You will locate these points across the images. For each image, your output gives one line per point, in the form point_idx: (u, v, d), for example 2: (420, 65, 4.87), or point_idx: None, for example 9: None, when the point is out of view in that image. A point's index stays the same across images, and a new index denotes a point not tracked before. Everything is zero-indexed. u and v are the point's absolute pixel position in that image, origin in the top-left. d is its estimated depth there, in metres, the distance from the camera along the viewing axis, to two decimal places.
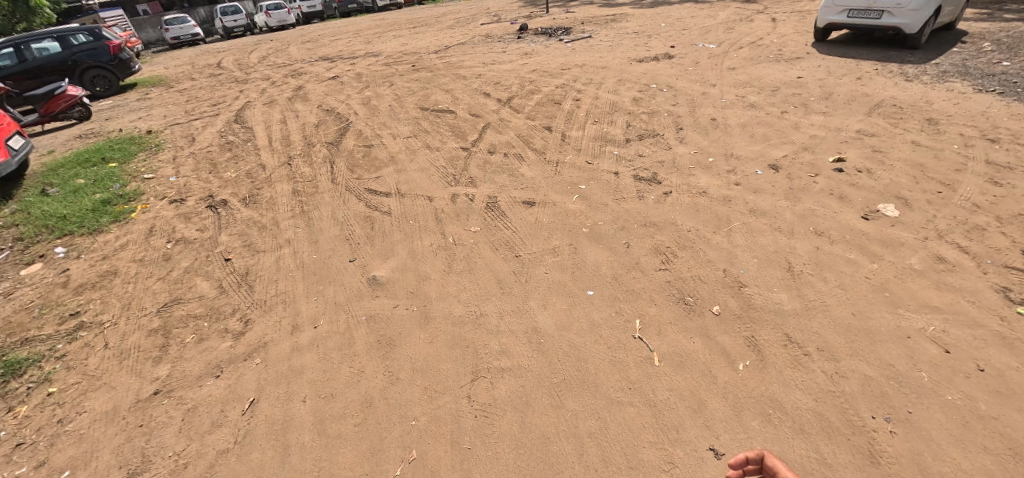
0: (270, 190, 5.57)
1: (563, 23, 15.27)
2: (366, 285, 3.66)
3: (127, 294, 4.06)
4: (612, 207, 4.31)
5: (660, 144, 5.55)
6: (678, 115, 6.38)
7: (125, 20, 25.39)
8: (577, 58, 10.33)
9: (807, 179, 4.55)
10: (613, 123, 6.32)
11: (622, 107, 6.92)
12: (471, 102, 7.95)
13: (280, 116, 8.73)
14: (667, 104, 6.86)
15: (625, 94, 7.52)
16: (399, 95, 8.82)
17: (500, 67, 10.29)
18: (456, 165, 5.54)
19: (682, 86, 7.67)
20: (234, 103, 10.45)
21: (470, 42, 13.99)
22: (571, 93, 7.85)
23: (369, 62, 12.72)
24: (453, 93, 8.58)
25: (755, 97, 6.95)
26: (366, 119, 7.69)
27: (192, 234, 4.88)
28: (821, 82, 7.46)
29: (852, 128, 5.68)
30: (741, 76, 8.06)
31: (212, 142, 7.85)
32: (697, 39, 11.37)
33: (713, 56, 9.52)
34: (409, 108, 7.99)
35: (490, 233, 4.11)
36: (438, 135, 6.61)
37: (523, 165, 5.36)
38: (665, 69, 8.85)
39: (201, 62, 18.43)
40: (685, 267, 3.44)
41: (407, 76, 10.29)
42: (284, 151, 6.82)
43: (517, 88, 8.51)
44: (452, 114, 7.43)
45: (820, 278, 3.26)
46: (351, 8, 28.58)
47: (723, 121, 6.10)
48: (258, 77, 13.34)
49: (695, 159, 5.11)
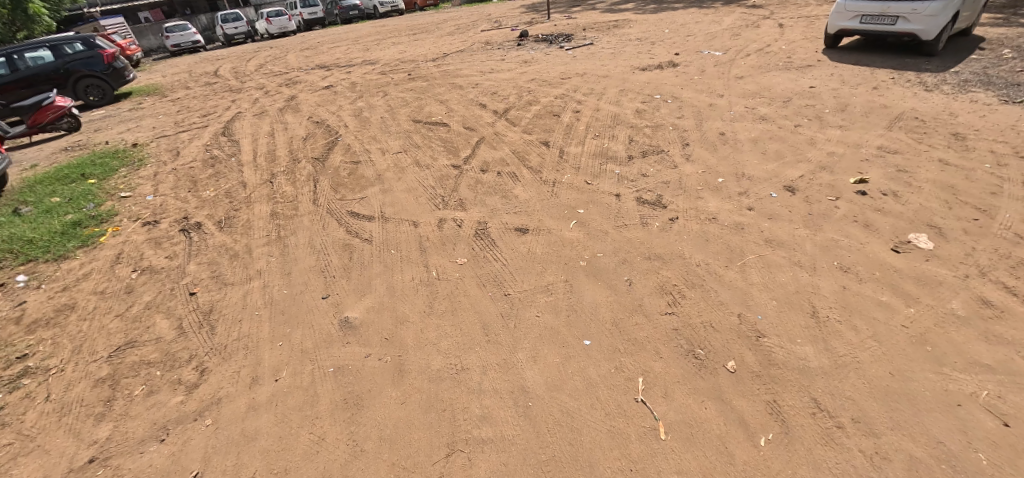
0: (248, 213, 5.22)
1: (564, 29, 14.92)
2: (337, 328, 3.28)
3: (81, 333, 3.70)
4: (613, 236, 3.91)
5: (664, 161, 5.17)
6: (683, 129, 6.00)
7: (126, 28, 25.27)
8: (578, 67, 9.98)
9: (827, 204, 4.15)
10: (614, 138, 5.94)
11: (624, 120, 6.54)
12: (466, 114, 7.60)
13: (268, 128, 8.40)
14: (672, 116, 6.48)
15: (627, 105, 7.14)
16: (392, 106, 8.49)
17: (498, 76, 9.95)
18: (445, 184, 5.17)
19: (687, 96, 7.29)
20: (225, 114, 10.15)
21: (468, 50, 13.66)
22: (571, 105, 7.48)
23: (364, 71, 12.40)
24: (448, 104, 8.23)
25: (765, 108, 6.56)
26: (356, 133, 7.35)
27: (159, 262, 4.52)
28: (834, 92, 7.06)
29: (873, 143, 5.27)
30: (749, 86, 7.67)
31: (197, 156, 7.53)
32: (702, 45, 10.99)
33: (719, 64, 9.13)
34: (401, 120, 7.65)
35: (478, 266, 3.72)
36: (429, 151, 6.26)
37: (517, 185, 4.98)
38: (669, 78, 8.47)
39: (198, 69, 18.23)
40: (695, 311, 3.05)
41: (402, 85, 9.96)
42: (268, 168, 6.49)
43: (514, 99, 8.15)
44: (445, 127, 7.08)
45: (849, 328, 2.86)
46: (352, 14, 28.40)
47: (732, 135, 5.71)
48: (252, 86, 13.06)
49: (702, 179, 4.72)
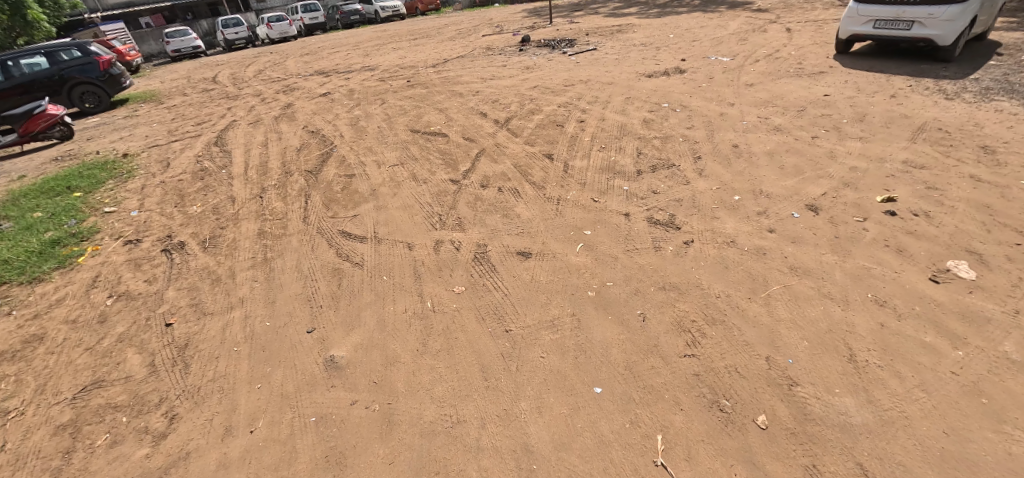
0: (234, 232, 4.93)
1: (566, 34, 14.64)
2: (321, 368, 2.98)
3: (46, 370, 3.41)
4: (623, 261, 3.61)
5: (675, 176, 4.86)
6: (694, 141, 5.70)
7: (126, 33, 25.09)
8: (581, 74, 9.68)
9: (854, 227, 3.84)
10: (621, 150, 5.64)
11: (631, 131, 6.24)
12: (466, 124, 7.31)
13: (262, 138, 8.13)
14: (681, 126, 6.18)
15: (634, 115, 6.85)
16: (389, 115, 8.21)
17: (499, 83, 9.66)
18: (443, 201, 4.87)
19: (696, 105, 6.98)
20: (219, 123, 9.89)
21: (468, 55, 13.39)
22: (575, 114, 7.20)
23: (363, 77, 12.14)
24: (447, 113, 7.94)
25: (779, 118, 6.25)
26: (351, 144, 7.07)
27: (137, 287, 4.23)
28: (850, 101, 6.76)
29: (897, 157, 4.96)
30: (761, 93, 7.35)
31: (187, 168, 7.26)
32: (709, 51, 10.69)
33: (728, 71, 8.83)
34: (398, 130, 7.37)
35: (476, 296, 3.42)
36: (426, 163, 5.97)
37: (519, 201, 4.69)
38: (677, 85, 8.17)
39: (197, 75, 18.00)
40: (717, 353, 2.74)
41: (400, 93, 9.69)
42: (259, 181, 6.21)
43: (516, 107, 7.88)
44: (444, 138, 6.79)
45: (892, 375, 2.55)
46: (353, 19, 28.15)
47: (746, 148, 5.40)
48: (249, 93, 12.81)
49: (717, 197, 4.41)
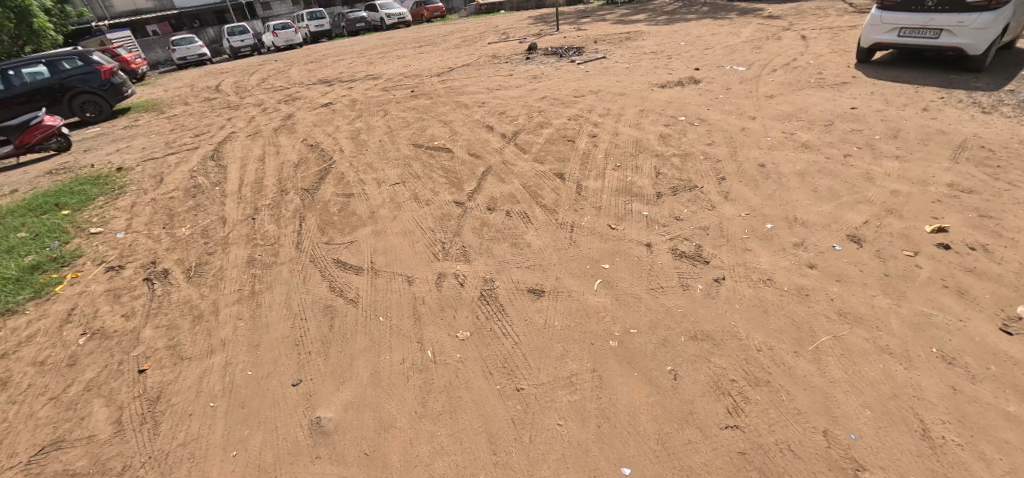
0: (223, 259, 4.59)
1: (574, 42, 14.29)
2: (306, 433, 2.62)
3: (4, 424, 3.06)
4: (648, 302, 3.22)
5: (699, 200, 4.47)
6: (716, 159, 5.31)
7: (132, 41, 25.01)
8: (591, 84, 9.32)
9: (905, 262, 3.43)
10: (638, 169, 5.26)
11: (647, 147, 5.86)
12: (472, 138, 6.95)
13: (259, 152, 7.81)
14: (701, 143, 5.79)
15: (649, 129, 6.47)
16: (392, 128, 7.88)
17: (506, 93, 9.31)
18: (446, 227, 4.50)
19: (715, 119, 6.59)
20: (217, 134, 9.60)
21: (474, 64, 13.07)
22: (586, 128, 6.83)
23: (366, 87, 11.83)
24: (452, 126, 7.59)
25: (805, 133, 5.85)
26: (351, 159, 6.73)
27: (113, 324, 3.89)
28: (880, 114, 6.34)
29: (941, 179, 4.54)
30: (783, 105, 6.95)
31: (180, 184, 6.95)
32: (723, 59, 10.30)
33: (745, 81, 8.43)
34: (400, 145, 7.02)
35: (483, 344, 3.05)
36: (429, 182, 5.61)
37: (529, 228, 4.30)
38: (692, 96, 7.79)
39: (201, 84, 17.81)
40: (764, 424, 2.36)
41: (403, 104, 9.36)
42: (252, 200, 5.87)
43: (524, 120, 7.52)
44: (448, 153, 6.43)
45: (977, 457, 2.15)
46: (359, 26, 27.97)
47: (773, 167, 5.01)
48: (251, 102, 12.55)
49: (746, 225, 4.01)
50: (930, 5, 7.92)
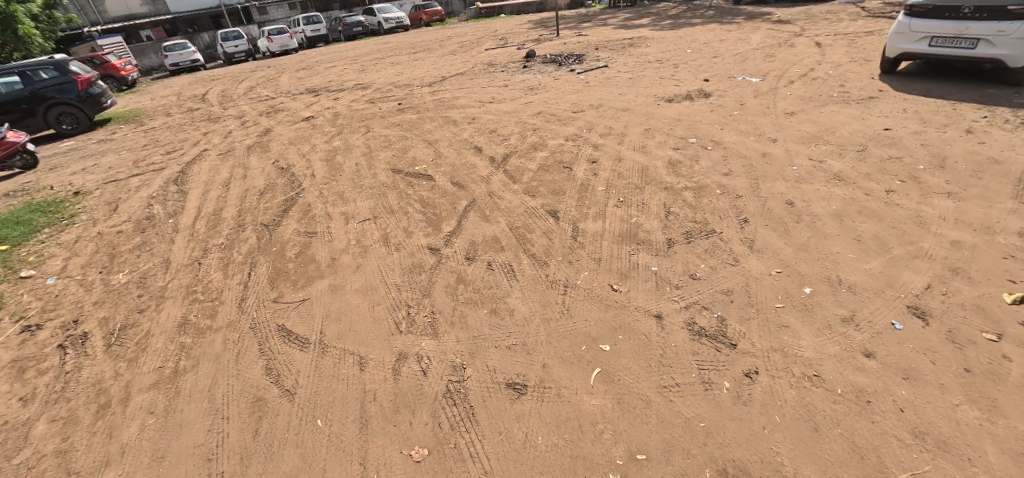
0: (153, 321, 3.89)
1: (573, 49, 13.55)
2: None
3: None
4: (660, 410, 2.49)
5: (717, 251, 3.73)
6: (735, 194, 4.57)
7: (123, 47, 24.30)
8: (591, 97, 8.59)
9: (988, 351, 2.70)
10: (644, 206, 4.52)
11: (655, 176, 5.12)
12: (457, 162, 6.22)
13: (226, 174, 7.10)
14: (716, 172, 5.05)
15: (657, 153, 5.72)
16: (372, 148, 7.16)
17: (499, 108, 8.58)
18: (416, 283, 3.77)
19: (730, 141, 5.84)
20: (189, 151, 8.90)
21: (468, 73, 12.37)
22: (585, 151, 6.10)
23: (352, 98, 11.12)
24: (437, 147, 6.87)
25: (836, 161, 5.10)
26: (322, 187, 6.02)
27: (5, 413, 3.19)
28: (918, 137, 5.59)
29: (1009, 225, 3.79)
30: (806, 125, 6.19)
31: (133, 214, 6.24)
32: (734, 69, 9.55)
33: (761, 95, 7.67)
34: (378, 170, 6.30)
35: (444, 471, 2.35)
36: (403, 219, 4.88)
37: (513, 287, 3.57)
38: (703, 113, 7.04)
39: (188, 92, 17.15)
40: None
41: (388, 119, 8.66)
42: (204, 238, 5.17)
43: (516, 140, 6.80)
44: (429, 181, 5.71)
45: None
46: (356, 31, 27.41)
47: (804, 206, 4.26)
48: (232, 114, 11.84)
49: (779, 290, 3.27)
50: (966, 12, 7.16)
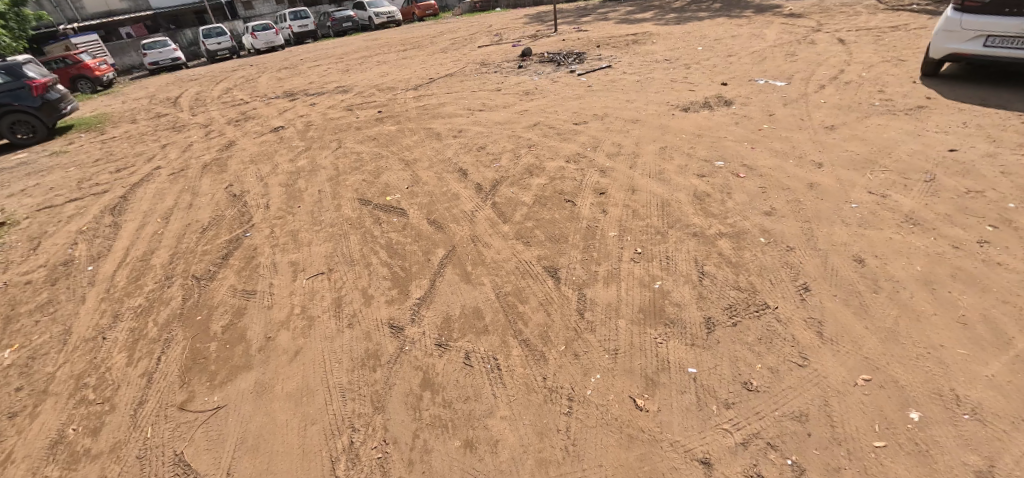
0: (19, 437, 2.94)
1: (573, 46, 12.49)
2: None
3: None
4: None
5: (776, 343, 2.76)
6: (784, 244, 3.59)
7: (100, 45, 23.03)
8: (595, 105, 7.58)
9: None
10: (668, 262, 3.53)
11: (678, 215, 4.12)
12: (437, 189, 5.21)
13: (171, 202, 6.09)
14: (755, 210, 4.06)
15: (677, 181, 4.72)
16: (340, 169, 6.13)
17: (490, 117, 7.54)
18: (368, 387, 2.81)
19: (765, 166, 4.84)
20: (140, 169, 7.86)
21: (459, 73, 11.34)
22: (591, 175, 5.10)
23: (330, 103, 10.07)
24: (416, 168, 5.85)
25: (903, 195, 4.11)
26: (275, 223, 5.03)
27: None
28: (994, 160, 4.61)
29: None
30: (854, 144, 5.18)
31: (52, 256, 5.24)
32: (754, 70, 8.52)
33: (790, 103, 6.67)
34: (343, 199, 5.28)
35: None
36: (364, 275, 3.90)
37: (499, 399, 2.61)
38: (727, 126, 6.02)
39: (161, 94, 16.01)
40: None
41: (366, 130, 7.63)
42: (121, 297, 4.19)
43: (508, 160, 5.79)
44: (401, 218, 4.70)
45: None
46: (346, 26, 26.25)
47: (879, 266, 3.29)
48: (199, 121, 10.76)
49: (872, 416, 2.32)
50: None
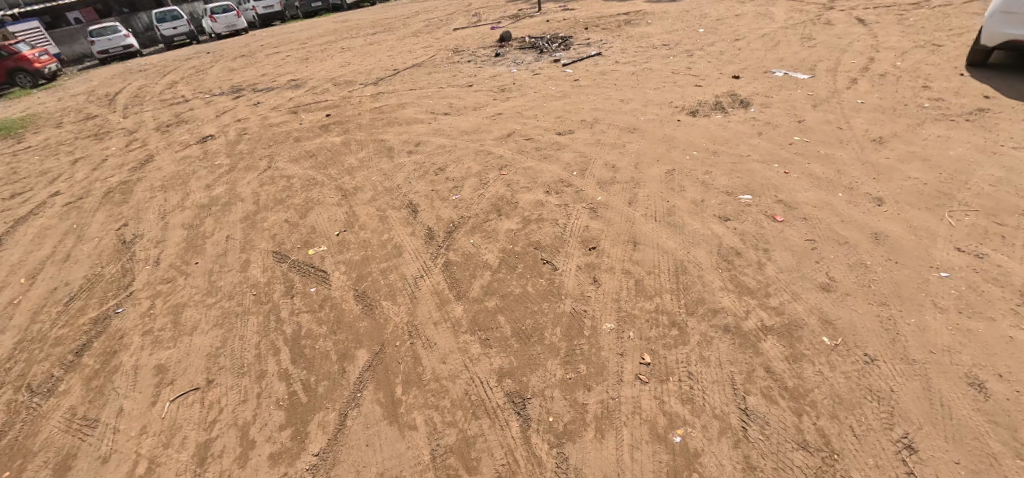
0: None
1: (557, 29, 11.06)
2: None
3: None
4: None
5: None
6: (859, 352, 2.44)
7: (42, 34, 20.95)
8: (582, 104, 6.29)
9: None
10: (692, 385, 2.36)
11: (700, 288, 2.93)
12: (376, 236, 3.97)
13: (48, 251, 4.80)
14: (807, 282, 2.88)
15: (693, 225, 3.51)
16: (261, 202, 4.85)
17: (456, 122, 6.24)
18: None
19: (808, 202, 3.66)
20: (36, 196, 6.50)
21: (427, 63, 9.92)
22: (577, 214, 3.86)
23: (276, 103, 8.65)
24: (354, 200, 4.59)
25: (1007, 256, 2.96)
26: (159, 293, 3.80)
27: None
28: None
29: None
30: (914, 167, 4.02)
31: None
32: (768, 58, 7.25)
33: (819, 104, 5.46)
34: (254, 253, 4.03)
35: None
36: (252, 398, 2.71)
37: None
38: (748, 139, 4.80)
39: (102, 90, 14.29)
40: None
41: (307, 141, 6.30)
42: None
43: (471, 186, 4.52)
44: (322, 287, 3.48)
45: None
46: (315, 6, 24.24)
47: (1011, 401, 2.16)
48: (127, 127, 9.29)
49: None
50: None
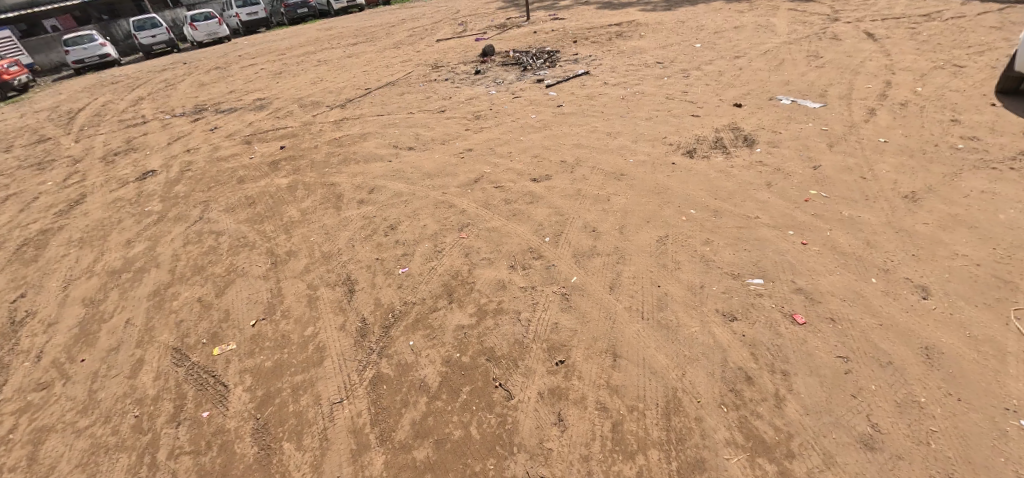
0: None
1: (545, 42, 10.32)
2: None
3: None
4: None
5: None
6: None
7: (15, 44, 20.13)
8: (563, 139, 5.55)
9: None
10: None
11: (698, 441, 2.18)
12: (297, 329, 3.22)
13: None
14: (842, 436, 2.14)
15: (690, 328, 2.76)
16: (179, 269, 4.10)
17: (420, 160, 5.50)
18: None
19: (835, 292, 2.90)
20: None
21: (403, 81, 9.16)
22: (544, 301, 3.10)
23: (234, 129, 7.90)
24: (284, 271, 3.83)
25: None
26: (26, 407, 3.05)
27: None
28: None
29: None
30: (960, 237, 3.27)
31: None
32: (773, 82, 6.51)
33: (834, 143, 4.72)
34: (150, 350, 3.29)
35: None
36: None
37: None
38: (754, 191, 4.06)
39: (66, 106, 13.49)
40: None
41: (251, 183, 5.54)
42: None
43: (423, 254, 3.76)
44: (215, 411, 2.73)
45: None
46: (300, 13, 23.45)
47: None
48: (74, 155, 8.51)
49: None
50: None
